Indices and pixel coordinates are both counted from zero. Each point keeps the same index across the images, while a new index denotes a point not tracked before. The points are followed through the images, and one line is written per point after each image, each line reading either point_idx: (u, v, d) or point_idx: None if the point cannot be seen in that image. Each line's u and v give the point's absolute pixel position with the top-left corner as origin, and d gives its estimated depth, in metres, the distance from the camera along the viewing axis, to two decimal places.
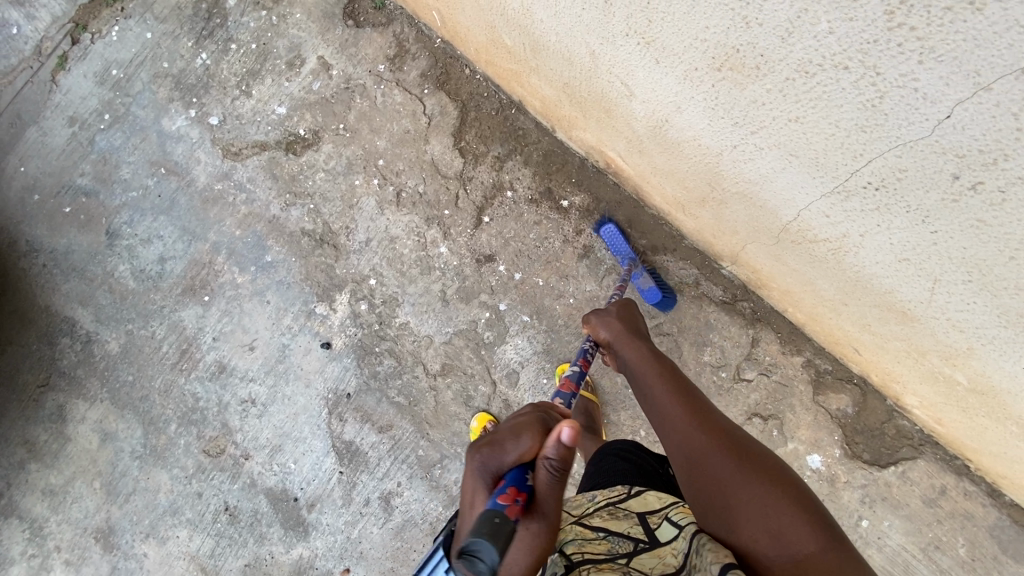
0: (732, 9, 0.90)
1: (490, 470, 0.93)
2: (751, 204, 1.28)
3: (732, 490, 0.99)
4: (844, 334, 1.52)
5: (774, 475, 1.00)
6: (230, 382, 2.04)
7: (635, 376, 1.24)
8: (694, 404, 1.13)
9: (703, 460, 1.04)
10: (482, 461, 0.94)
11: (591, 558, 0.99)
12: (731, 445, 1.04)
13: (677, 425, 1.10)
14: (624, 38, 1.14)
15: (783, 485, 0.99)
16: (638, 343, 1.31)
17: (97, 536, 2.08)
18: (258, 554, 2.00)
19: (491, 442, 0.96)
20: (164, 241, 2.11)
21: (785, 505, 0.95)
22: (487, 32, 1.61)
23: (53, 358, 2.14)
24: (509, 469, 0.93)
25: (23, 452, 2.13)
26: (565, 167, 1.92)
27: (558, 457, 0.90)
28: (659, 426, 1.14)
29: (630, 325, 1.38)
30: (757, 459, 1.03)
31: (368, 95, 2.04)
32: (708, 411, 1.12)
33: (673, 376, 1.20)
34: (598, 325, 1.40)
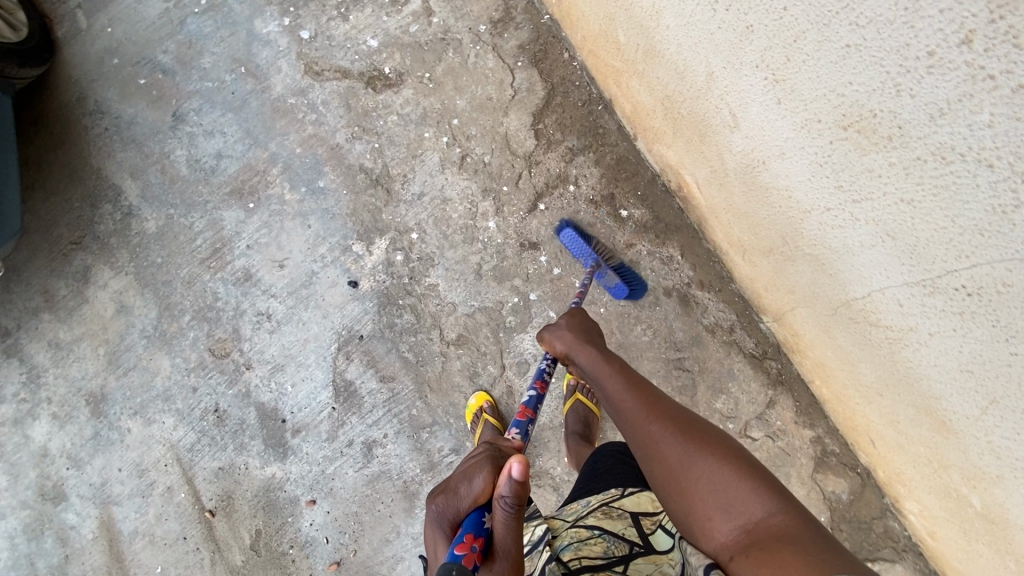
0: (888, 73, 0.86)
1: (447, 516, 0.99)
2: (820, 270, 1.25)
3: (680, 470, 0.94)
4: (866, 422, 1.49)
5: (724, 449, 0.95)
6: (251, 292, 2.06)
7: (593, 377, 1.24)
8: (641, 393, 1.11)
9: (652, 446, 1.00)
10: (438, 509, 1.00)
11: (587, 564, 0.98)
12: (677, 426, 1.01)
13: (629, 414, 1.08)
14: (752, 69, 1.10)
15: (736, 458, 0.93)
16: (593, 347, 1.30)
17: (89, 399, 2.14)
18: (234, 461, 2.04)
19: (449, 490, 1.02)
20: (226, 138, 2.12)
21: (732, 474, 0.90)
22: (602, 23, 1.56)
23: (91, 220, 2.17)
24: (466, 513, 0.99)
25: (40, 300, 2.18)
26: (635, 178, 1.88)
27: (511, 495, 0.92)
28: (615, 418, 1.13)
29: (587, 333, 1.37)
30: (704, 436, 0.98)
31: (462, 52, 2.00)
32: (657, 396, 1.10)
33: (624, 371, 1.20)
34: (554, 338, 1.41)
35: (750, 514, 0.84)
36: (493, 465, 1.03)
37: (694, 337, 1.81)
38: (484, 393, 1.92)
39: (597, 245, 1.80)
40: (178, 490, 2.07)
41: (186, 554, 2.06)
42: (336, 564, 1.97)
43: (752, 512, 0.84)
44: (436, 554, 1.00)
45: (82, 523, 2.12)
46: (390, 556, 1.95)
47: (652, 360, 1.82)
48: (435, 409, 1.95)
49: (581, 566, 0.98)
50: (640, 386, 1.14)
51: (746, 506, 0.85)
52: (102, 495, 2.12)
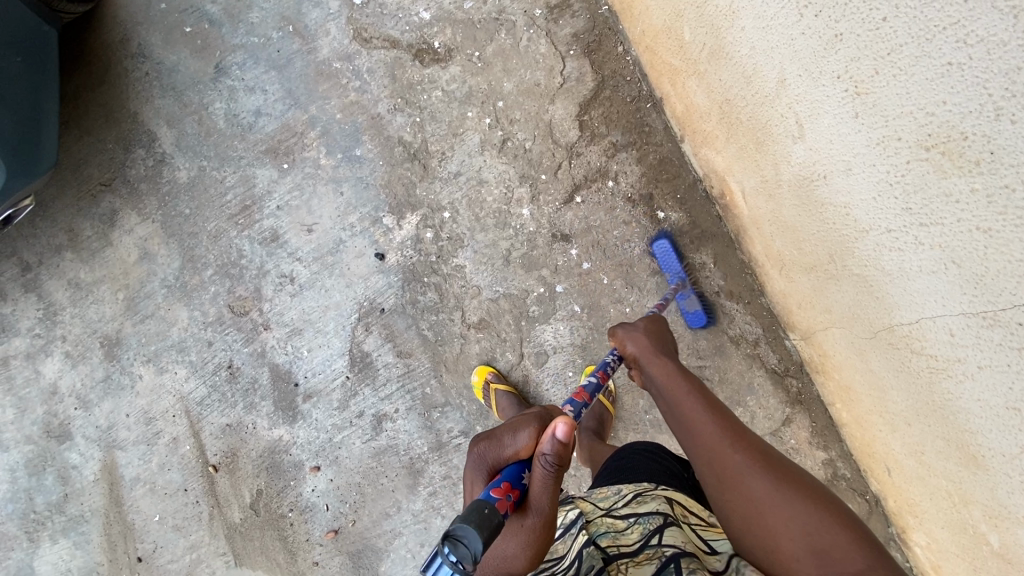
0: (989, 95, 0.85)
1: (488, 460, 1.02)
2: (865, 292, 1.24)
3: (772, 510, 1.00)
4: (886, 449, 1.49)
5: (813, 494, 1.02)
6: (276, 253, 2.05)
7: (663, 392, 1.25)
8: (722, 418, 1.15)
9: (740, 480, 1.05)
10: (479, 452, 1.03)
11: (626, 550, 0.99)
12: (764, 461, 1.07)
13: (710, 441, 1.11)
14: (832, 80, 1.09)
15: (826, 504, 1.00)
16: (667, 361, 1.32)
17: (103, 342, 2.13)
18: (242, 419, 2.04)
19: (493, 437, 1.05)
20: (266, 96, 2.10)
21: (828, 521, 0.96)
22: (668, 19, 1.53)
23: (123, 163, 2.16)
24: (507, 462, 1.02)
25: (63, 238, 2.17)
26: (676, 180, 1.85)
27: (550, 455, 0.94)
28: (688, 440, 1.16)
29: (658, 341, 1.37)
30: (792, 478, 1.05)
31: (514, 33, 1.96)
32: (738, 426, 1.14)
33: (701, 392, 1.22)
34: (624, 340, 1.40)
35: (845, 562, 0.91)
36: (541, 424, 1.04)
37: (718, 347, 1.80)
38: (484, 366, 1.92)
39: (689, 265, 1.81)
40: (183, 442, 2.07)
41: (185, 506, 2.07)
42: (334, 532, 1.98)
43: (848, 563, 0.91)
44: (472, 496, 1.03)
45: (85, 464, 2.13)
46: (387, 531, 1.95)
47: None
48: (449, 389, 1.95)
49: (621, 552, 0.99)
50: (719, 410, 1.17)
51: (842, 555, 0.92)
52: (107, 438, 2.12)
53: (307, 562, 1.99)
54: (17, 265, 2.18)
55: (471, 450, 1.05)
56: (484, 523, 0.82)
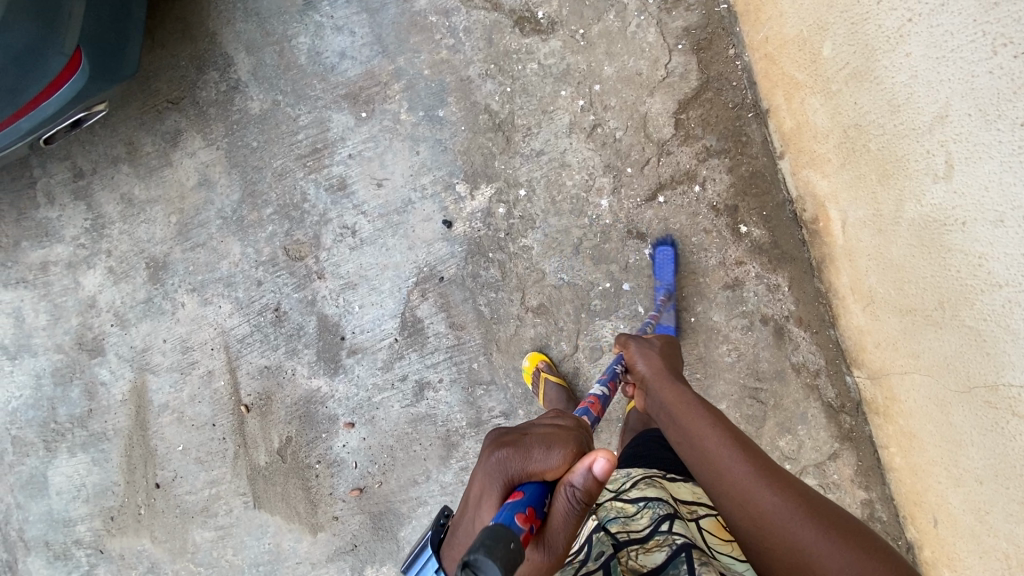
0: None
1: (507, 472, 0.83)
2: (972, 343, 1.27)
3: (810, 557, 0.91)
4: (939, 501, 1.50)
5: (852, 531, 0.94)
6: (341, 203, 1.99)
7: (678, 421, 1.18)
8: (746, 450, 1.07)
9: (771, 522, 0.96)
10: (500, 460, 0.84)
11: (636, 537, 0.99)
12: (796, 497, 0.98)
13: (737, 479, 1.03)
14: (1013, 126, 1.10)
15: (869, 544, 0.92)
16: (678, 386, 1.25)
17: (149, 263, 2.08)
18: (282, 364, 2.01)
19: (521, 446, 0.86)
20: (353, 39, 2.01)
21: (874, 563, 0.88)
22: (806, 30, 1.53)
23: (194, 83, 2.07)
24: (529, 480, 0.84)
25: (122, 150, 2.10)
26: (765, 197, 1.79)
27: (580, 488, 0.79)
28: (708, 473, 1.07)
29: (671, 367, 1.34)
30: (824, 513, 0.97)
31: (624, 17, 1.88)
32: (763, 457, 1.06)
33: (720, 420, 1.15)
34: (637, 355, 1.38)
35: None
36: (578, 448, 0.87)
37: (777, 372, 1.77)
38: (537, 353, 1.89)
39: (763, 286, 1.78)
40: (218, 376, 2.04)
41: (210, 441, 2.05)
42: (358, 490, 1.97)
43: None
44: (479, 510, 0.84)
45: (114, 382, 2.10)
46: (412, 498, 1.95)
47: (728, 382, 1.79)
48: (497, 369, 1.92)
49: (631, 539, 0.99)
50: (742, 443, 1.09)
51: None
52: (141, 360, 2.09)
53: (328, 516, 1.98)
54: (69, 170, 2.11)
55: (490, 454, 0.85)
56: (509, 560, 0.66)
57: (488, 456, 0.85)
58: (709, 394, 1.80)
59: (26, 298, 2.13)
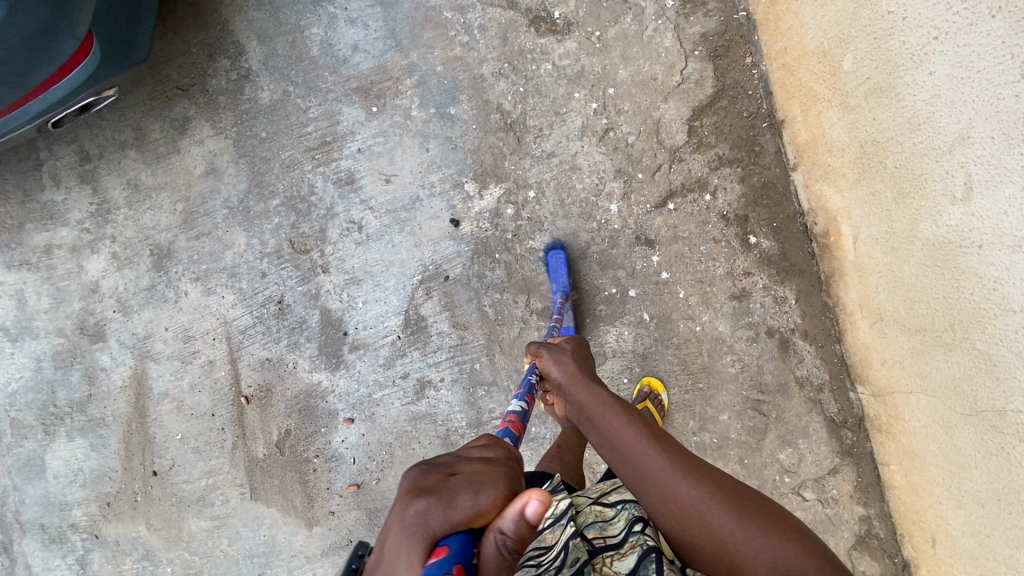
0: None
1: (427, 527, 0.68)
2: (981, 368, 1.27)
3: (732, 548, 0.92)
4: (939, 521, 1.49)
5: (774, 519, 0.95)
6: (349, 197, 1.98)
7: (600, 426, 1.14)
8: (662, 444, 1.06)
9: (694, 514, 0.95)
10: (420, 510, 0.69)
11: (611, 543, 0.95)
12: (713, 485, 0.99)
13: (658, 475, 1.01)
14: None
15: (787, 532, 0.93)
16: (595, 389, 1.22)
17: (154, 251, 2.07)
18: (284, 357, 2.00)
19: (445, 492, 0.71)
20: (367, 32, 1.99)
21: (790, 545, 0.90)
22: (826, 43, 1.52)
23: (205, 71, 2.06)
24: (453, 532, 0.69)
25: (129, 135, 2.08)
26: (775, 208, 1.77)
27: (511, 535, 0.68)
28: (629, 472, 1.04)
29: (584, 367, 1.30)
30: (740, 500, 0.97)
31: (641, 21, 1.86)
32: (679, 449, 1.06)
33: (635, 417, 1.14)
34: (550, 362, 1.30)
35: None
36: (508, 485, 0.75)
37: (781, 385, 1.76)
38: None
39: (770, 298, 1.77)
40: (219, 367, 2.04)
41: (209, 431, 2.04)
42: (356, 486, 1.96)
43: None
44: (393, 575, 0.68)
45: (114, 368, 2.09)
46: None
47: (731, 393, 1.78)
48: (499, 370, 1.91)
49: (606, 545, 0.95)
50: (660, 438, 1.08)
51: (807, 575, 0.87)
52: (142, 348, 2.08)
53: (324, 510, 1.98)
54: (76, 153, 2.10)
55: (405, 505, 0.70)
56: None
57: (405, 507, 0.70)
58: (711, 404, 1.79)
59: (28, 280, 2.12)
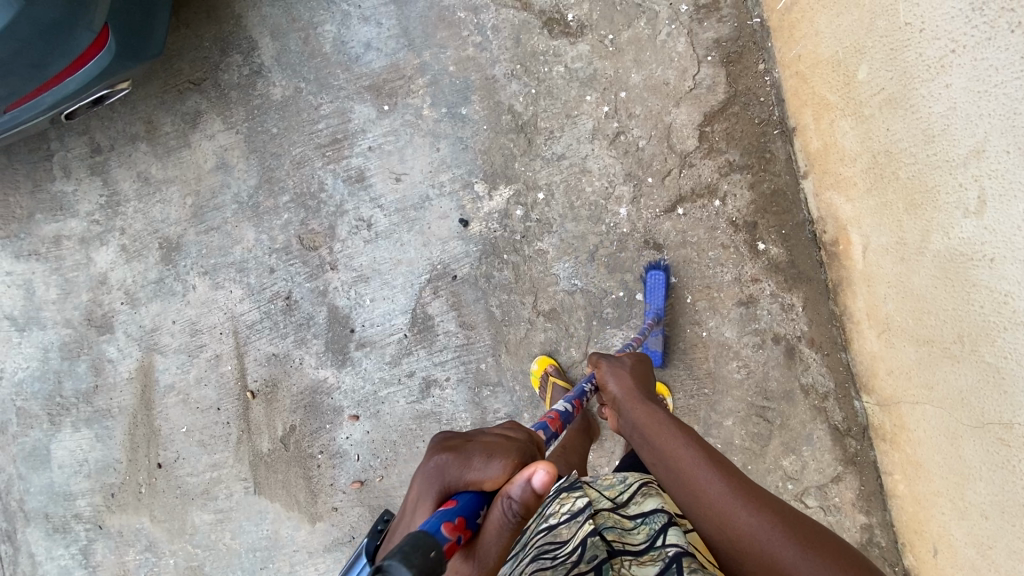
0: None
1: (444, 479, 0.84)
2: (989, 381, 1.28)
3: (785, 571, 0.93)
4: (941, 532, 1.50)
5: (838, 552, 0.94)
6: (358, 195, 1.99)
7: (656, 444, 1.19)
8: (722, 469, 1.09)
9: (750, 539, 0.98)
10: (439, 465, 0.85)
11: (630, 548, 0.96)
12: (774, 514, 1.00)
13: (714, 498, 1.05)
14: None
15: (849, 561, 0.92)
16: (650, 406, 1.29)
17: (162, 244, 2.08)
18: (290, 353, 2.01)
19: (464, 454, 0.86)
20: (380, 31, 2.00)
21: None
22: (841, 52, 1.52)
23: (217, 65, 2.06)
24: (466, 489, 0.82)
25: (141, 128, 2.09)
26: (785, 215, 1.78)
27: (517, 500, 0.74)
28: (684, 493, 1.09)
29: (640, 385, 1.38)
30: (802, 531, 0.97)
31: (654, 25, 1.86)
32: (739, 475, 1.09)
33: (694, 439, 1.18)
34: (609, 373, 1.40)
35: None
36: (520, 460, 0.86)
37: (786, 392, 1.77)
38: (545, 357, 1.88)
39: (776, 304, 1.77)
40: (226, 361, 2.04)
41: (214, 425, 2.05)
42: (359, 483, 1.97)
43: None
44: (413, 515, 0.84)
45: (121, 360, 2.10)
46: None
47: (736, 398, 1.79)
48: (505, 371, 1.92)
49: (625, 549, 0.95)
50: (721, 464, 1.11)
51: None
52: (149, 340, 2.09)
53: (327, 506, 1.99)
54: (87, 145, 2.10)
55: (430, 459, 0.87)
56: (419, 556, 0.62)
57: (429, 460, 0.87)
58: (716, 409, 1.80)
59: (37, 271, 2.13)
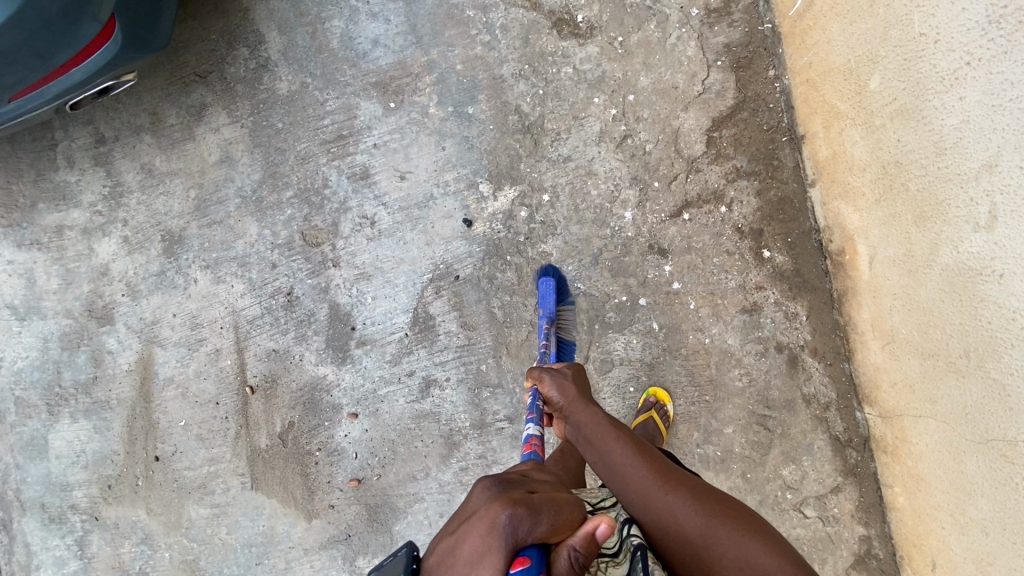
0: None
1: (517, 534, 0.80)
2: (995, 397, 1.27)
3: (699, 541, 0.99)
4: (941, 545, 1.49)
5: (740, 519, 1.02)
6: (362, 192, 1.98)
7: (591, 440, 1.21)
8: (647, 457, 1.13)
9: (672, 518, 1.02)
10: (515, 517, 0.81)
11: (605, 550, 0.99)
12: (689, 492, 1.06)
13: (642, 485, 1.08)
14: None
15: (750, 526, 1.01)
16: (587, 405, 1.28)
17: (165, 237, 2.07)
18: (290, 349, 2.01)
19: (531, 507, 0.84)
20: (388, 27, 1.98)
21: (754, 542, 0.98)
22: (854, 60, 1.51)
23: (223, 59, 2.05)
24: (533, 543, 0.81)
25: (145, 120, 2.08)
26: (791, 223, 1.76)
27: (582, 552, 0.83)
28: (616, 483, 1.11)
29: (581, 388, 1.34)
30: (713, 505, 1.04)
31: (665, 28, 1.84)
32: (661, 461, 1.14)
33: (623, 432, 1.21)
34: (552, 387, 1.33)
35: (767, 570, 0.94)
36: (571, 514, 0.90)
37: (787, 401, 1.75)
38: None
39: (779, 313, 1.76)
40: (226, 356, 2.04)
41: (213, 419, 2.05)
42: (357, 481, 1.97)
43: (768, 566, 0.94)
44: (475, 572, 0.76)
45: (120, 352, 2.09)
46: (410, 493, 1.94)
47: (737, 406, 1.78)
48: (505, 372, 1.91)
49: (602, 551, 0.99)
50: (645, 452, 1.15)
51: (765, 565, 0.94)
52: (149, 333, 2.08)
53: (324, 504, 1.98)
54: (91, 135, 2.10)
55: (499, 512, 0.81)
56: None
57: (500, 511, 0.81)
58: (716, 417, 1.79)
59: (39, 260, 2.12)
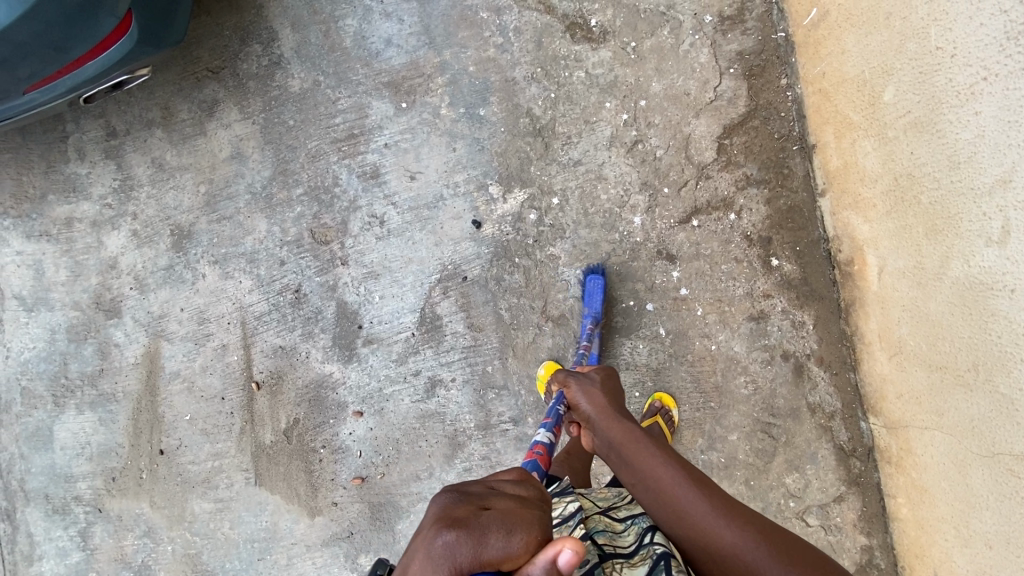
0: None
1: (456, 560, 0.68)
2: (1002, 411, 1.27)
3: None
4: (944, 557, 1.49)
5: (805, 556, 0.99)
6: (372, 191, 1.98)
7: (632, 463, 1.18)
8: (697, 485, 1.10)
9: (729, 554, 1.00)
10: (452, 541, 0.69)
11: (620, 550, 1.01)
12: (748, 527, 1.02)
13: (693, 516, 1.05)
14: None
15: (813, 562, 0.98)
16: (624, 423, 1.26)
17: (174, 231, 2.08)
18: (297, 346, 2.01)
19: (476, 526, 0.71)
20: (401, 27, 1.99)
21: None
22: (868, 71, 1.51)
23: (236, 55, 2.06)
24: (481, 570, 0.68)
25: (157, 114, 2.08)
26: (800, 232, 1.77)
27: None
28: (664, 512, 1.09)
29: (611, 400, 1.34)
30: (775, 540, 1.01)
31: (678, 34, 1.85)
32: (714, 490, 1.10)
33: (669, 456, 1.17)
34: (579, 394, 1.34)
35: None
36: (537, 533, 0.74)
37: (792, 409, 1.76)
38: (552, 363, 1.88)
39: (786, 321, 1.76)
40: (232, 351, 2.04)
41: (218, 414, 2.05)
42: (360, 479, 1.97)
43: None
44: None
45: (127, 345, 2.10)
46: (413, 492, 1.95)
47: (742, 413, 1.78)
48: (510, 374, 1.91)
49: (617, 552, 1.00)
50: (696, 480, 1.12)
51: None
52: (156, 327, 2.09)
53: (327, 501, 1.99)
54: (102, 128, 2.10)
55: (437, 534, 0.70)
56: None
57: (434, 536, 0.70)
58: (721, 424, 1.79)
59: (48, 251, 2.13)
